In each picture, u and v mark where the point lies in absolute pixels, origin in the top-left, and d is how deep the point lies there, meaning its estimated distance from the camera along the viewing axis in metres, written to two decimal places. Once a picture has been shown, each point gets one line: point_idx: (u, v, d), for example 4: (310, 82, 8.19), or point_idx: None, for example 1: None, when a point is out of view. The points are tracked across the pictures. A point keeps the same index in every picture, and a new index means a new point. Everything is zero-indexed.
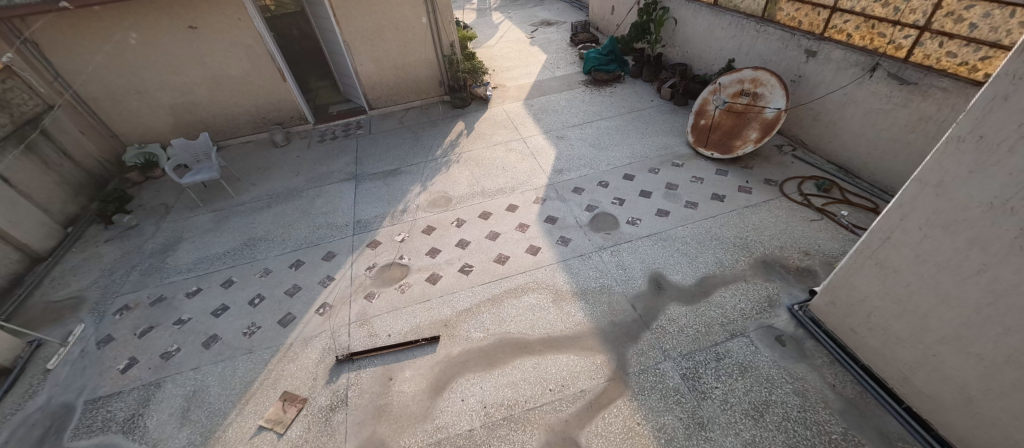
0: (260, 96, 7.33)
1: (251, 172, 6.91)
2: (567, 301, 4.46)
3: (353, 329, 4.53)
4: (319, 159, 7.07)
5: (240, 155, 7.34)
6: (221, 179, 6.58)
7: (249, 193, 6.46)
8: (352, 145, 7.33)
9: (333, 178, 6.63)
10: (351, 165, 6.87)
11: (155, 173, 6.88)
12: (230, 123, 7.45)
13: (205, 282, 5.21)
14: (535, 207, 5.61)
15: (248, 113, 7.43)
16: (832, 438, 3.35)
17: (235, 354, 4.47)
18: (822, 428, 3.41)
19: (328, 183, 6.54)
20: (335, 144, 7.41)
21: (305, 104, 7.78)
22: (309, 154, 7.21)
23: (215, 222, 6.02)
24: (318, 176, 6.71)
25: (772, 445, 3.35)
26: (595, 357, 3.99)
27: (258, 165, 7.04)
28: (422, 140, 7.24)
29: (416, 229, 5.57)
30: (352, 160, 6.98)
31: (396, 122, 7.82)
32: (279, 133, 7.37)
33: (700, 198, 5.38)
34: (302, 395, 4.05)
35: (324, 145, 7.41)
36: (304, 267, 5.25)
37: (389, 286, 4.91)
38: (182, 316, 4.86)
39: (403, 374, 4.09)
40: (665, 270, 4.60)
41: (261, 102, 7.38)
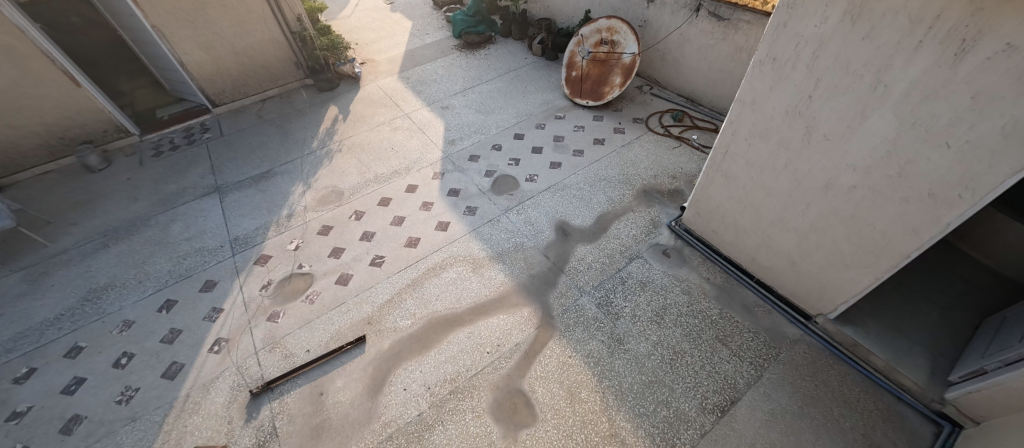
0: (47, 111, 5.63)
1: (62, 209, 5.41)
2: (485, 267, 4.59)
3: (263, 356, 4.07)
4: (162, 177, 5.83)
5: (37, 190, 5.66)
6: (18, 226, 5.03)
7: (70, 236, 5.11)
8: (202, 153, 6.17)
9: (187, 196, 5.57)
10: (208, 176, 5.82)
11: None
12: (8, 154, 5.63)
13: (38, 357, 4.10)
14: (435, 183, 5.51)
15: (35, 135, 5.68)
16: (713, 319, 4.16)
17: (113, 428, 3.70)
18: (705, 314, 4.19)
19: (181, 203, 5.48)
20: (177, 155, 6.16)
21: (121, 113, 6.22)
22: (144, 173, 5.88)
23: (28, 282, 4.68)
24: (167, 197, 5.56)
25: (675, 339, 4.02)
26: (522, 310, 4.25)
27: (70, 200, 5.52)
28: (291, 134, 6.41)
29: (311, 231, 5.07)
30: (208, 170, 5.91)
31: (252, 116, 6.77)
32: (92, 155, 5.84)
33: (584, 145, 5.84)
34: (219, 443, 3.58)
35: (160, 158, 6.10)
36: (179, 307, 4.45)
37: (294, 300, 4.46)
38: (18, 407, 3.80)
39: (335, 385, 3.86)
40: (570, 218, 4.97)
41: (49, 118, 5.67)
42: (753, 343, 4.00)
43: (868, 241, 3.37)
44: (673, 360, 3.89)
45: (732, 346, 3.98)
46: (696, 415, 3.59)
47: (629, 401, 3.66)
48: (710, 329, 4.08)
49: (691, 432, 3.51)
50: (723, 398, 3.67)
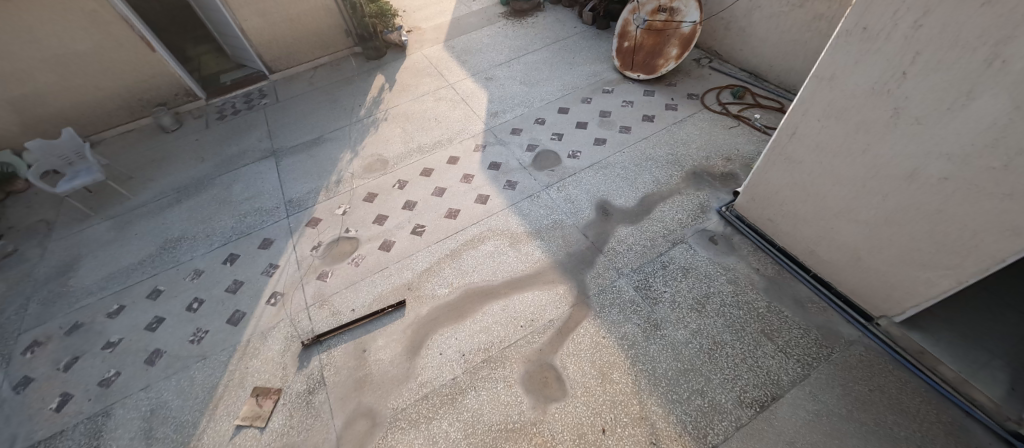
0: (127, 74, 6.21)
1: (142, 166, 6.00)
2: (523, 242, 4.59)
3: (313, 311, 4.38)
4: (222, 138, 6.31)
5: (123, 147, 6.28)
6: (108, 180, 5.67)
7: (149, 191, 5.68)
8: (260, 118, 6.56)
9: (246, 158, 5.98)
10: (264, 140, 6.20)
11: (16, 186, 5.78)
12: (97, 113, 6.29)
13: (126, 297, 4.68)
14: (476, 155, 5.54)
15: (118, 97, 6.31)
16: (759, 312, 3.94)
17: (187, 364, 4.18)
18: (751, 306, 3.98)
19: (241, 165, 5.90)
20: (237, 119, 6.59)
21: (189, 77, 6.73)
22: (210, 135, 6.38)
23: (115, 230, 5.29)
24: (227, 158, 6.01)
25: (715, 329, 3.86)
26: (557, 287, 4.24)
27: (149, 158, 6.11)
28: (340, 102, 6.64)
29: (357, 198, 5.30)
30: (265, 134, 6.29)
31: (305, 83, 7.06)
32: (166, 116, 6.38)
33: (633, 122, 5.59)
34: (275, 386, 3.95)
35: (223, 121, 6.56)
36: (241, 261, 4.86)
37: (341, 262, 4.72)
38: (111, 338, 4.41)
39: (376, 343, 4.10)
40: (612, 198, 4.83)
41: (129, 81, 6.26)
42: (802, 340, 3.76)
43: (955, 239, 3.02)
44: (712, 350, 3.75)
45: (778, 341, 3.76)
46: (732, 408, 3.47)
47: (662, 387, 3.60)
48: (755, 322, 3.88)
49: (726, 424, 3.40)
50: (763, 394, 3.51)
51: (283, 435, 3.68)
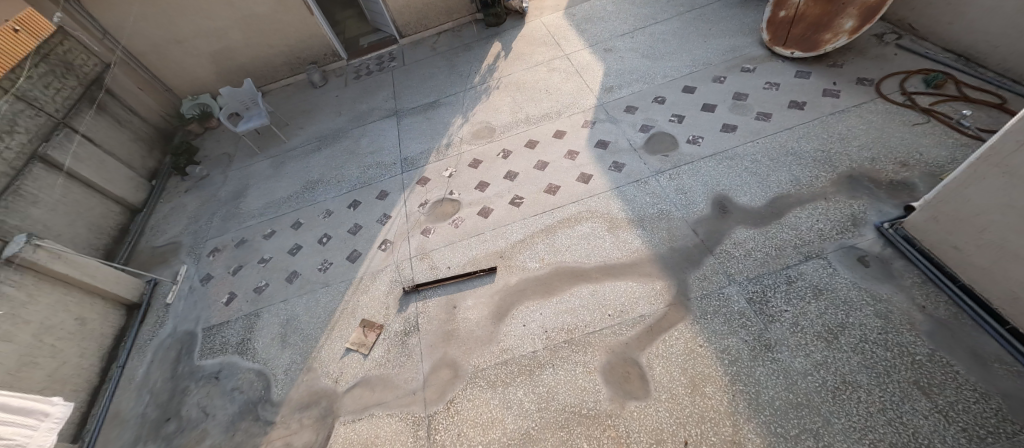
0: (290, 34, 8.18)
1: (296, 115, 7.86)
2: (622, 229, 4.31)
3: (415, 263, 4.77)
4: (358, 97, 7.72)
5: (284, 98, 8.43)
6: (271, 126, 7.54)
7: (299, 138, 7.35)
8: (388, 79, 7.83)
9: (374, 116, 7.17)
10: (390, 100, 7.34)
11: (210, 123, 8.28)
12: (268, 69, 8.56)
13: (277, 225, 5.90)
14: (584, 131, 5.46)
15: (281, 54, 8.40)
16: (916, 359, 3.01)
17: (315, 287, 4.93)
18: (905, 349, 3.05)
19: (369, 121, 7.10)
20: (371, 79, 8.01)
21: (336, 40, 8.57)
22: (346, 92, 7.95)
23: (273, 168, 6.94)
24: (359, 115, 7.31)
25: (847, 367, 3.07)
26: (653, 283, 3.83)
27: (301, 109, 7.97)
28: (457, 67, 7.40)
29: (463, 163, 5.70)
30: (390, 95, 7.45)
31: (428, 49, 8.09)
32: (316, 73, 8.26)
33: (775, 108, 4.79)
34: (378, 322, 4.37)
35: (359, 81, 8.10)
36: (361, 207, 5.67)
37: (443, 221, 5.09)
38: (264, 255, 5.54)
39: (466, 302, 4.26)
40: (732, 194, 4.20)
41: (291, 41, 8.28)
42: (975, 406, 2.81)
43: None
44: (839, 390, 3.00)
45: (936, 399, 2.87)
46: None
47: (766, 417, 3.01)
48: (907, 371, 2.98)
49: None
50: None
51: (381, 365, 4.05)
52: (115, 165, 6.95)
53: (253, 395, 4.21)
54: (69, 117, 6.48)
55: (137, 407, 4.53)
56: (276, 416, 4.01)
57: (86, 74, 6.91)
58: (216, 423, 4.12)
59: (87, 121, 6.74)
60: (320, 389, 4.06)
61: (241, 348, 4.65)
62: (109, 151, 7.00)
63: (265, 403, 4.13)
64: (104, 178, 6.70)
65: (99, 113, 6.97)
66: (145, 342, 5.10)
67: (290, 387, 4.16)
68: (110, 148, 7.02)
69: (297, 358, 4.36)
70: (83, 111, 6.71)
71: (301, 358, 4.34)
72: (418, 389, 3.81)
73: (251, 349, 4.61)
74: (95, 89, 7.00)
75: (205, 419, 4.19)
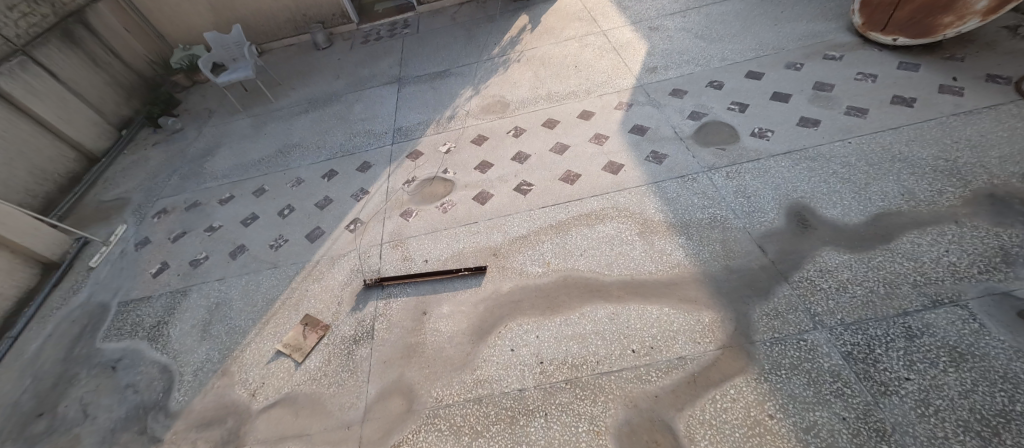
0: None
1: (291, 76, 6.95)
2: (657, 235, 3.22)
3: (385, 251, 3.74)
4: (361, 62, 6.80)
5: (283, 57, 7.54)
6: (260, 84, 6.66)
7: (288, 98, 6.43)
8: (397, 47, 6.89)
9: (375, 81, 6.22)
10: (395, 67, 6.40)
11: (199, 76, 7.45)
12: (271, 25, 7.71)
13: (238, 189, 4.96)
14: (617, 114, 4.39)
15: (286, 10, 7.54)
16: None
17: (260, 268, 3.93)
18: None
19: (368, 87, 6.15)
20: (380, 44, 7.10)
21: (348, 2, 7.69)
22: (350, 56, 7.04)
23: (252, 128, 6.02)
24: (359, 79, 6.38)
25: None
26: (699, 315, 2.71)
27: (297, 69, 7.07)
28: (476, 39, 6.42)
29: (465, 138, 4.70)
30: (396, 62, 6.51)
31: (447, 19, 7.15)
32: (320, 34, 7.42)
33: (872, 103, 3.66)
34: (325, 321, 3.33)
35: (365, 45, 7.19)
36: (337, 178, 4.68)
37: (428, 203, 4.07)
38: (213, 223, 4.58)
39: (440, 309, 3.19)
40: (815, 204, 3.08)
41: None
42: None
43: None
44: None
45: None
46: None
47: None
48: None
49: None
50: None
51: (314, 381, 3.00)
52: (79, 106, 6.08)
53: (148, 398, 3.20)
54: (31, 45, 5.66)
55: (12, 392, 3.54)
56: (166, 432, 2.99)
57: (65, 4, 6.11)
58: (93, 429, 3.12)
59: (52, 54, 5.89)
60: (231, 403, 3.02)
61: (153, 333, 3.66)
62: (76, 90, 6.16)
63: (159, 411, 3.12)
64: (61, 118, 5.84)
65: (70, 47, 6.15)
66: (50, 311, 4.14)
67: (194, 394, 3.14)
68: (77, 87, 6.17)
69: (214, 355, 3.35)
70: (49, 42, 5.89)
71: (218, 357, 3.32)
72: (355, 421, 2.74)
73: (164, 336, 3.61)
74: (70, 21, 6.19)
75: (81, 422, 3.19)
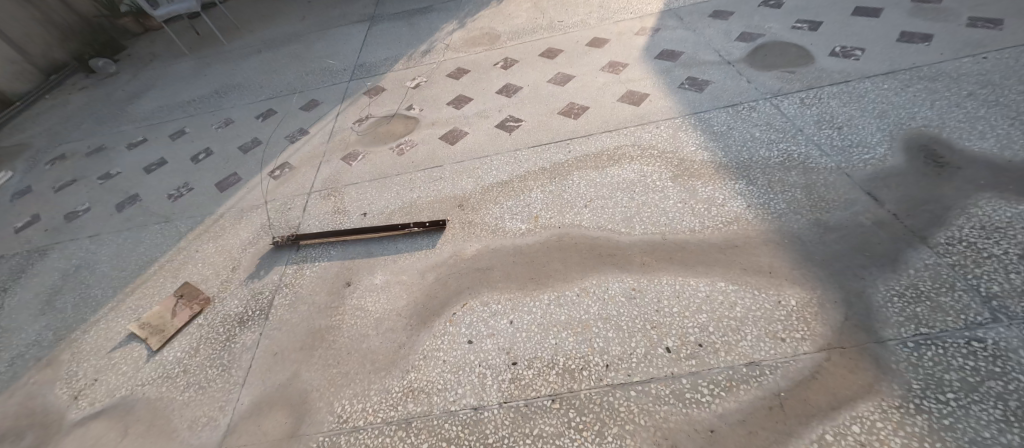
0: None
1: (252, 19, 5.93)
2: (701, 179, 2.14)
3: (313, 201, 2.69)
4: (333, 3, 5.76)
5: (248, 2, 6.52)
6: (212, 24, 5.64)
7: (243, 41, 5.41)
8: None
9: (344, 21, 5.18)
10: (369, 6, 5.35)
11: (150, 21, 6.43)
12: None
13: (154, 133, 3.93)
14: (639, 40, 3.32)
15: None
16: None
17: (148, 222, 2.89)
18: None
19: (335, 26, 5.11)
20: None
21: None
22: None
23: (194, 70, 5.00)
24: (327, 19, 5.34)
25: None
26: (780, 295, 1.63)
27: (261, 12, 6.05)
28: None
29: (440, 72, 3.64)
30: (372, 2, 5.46)
31: None
32: None
33: (1007, 13, 2.57)
34: (206, 294, 2.27)
35: None
36: (274, 118, 3.64)
37: (381, 145, 3.01)
38: (111, 170, 3.55)
39: (372, 279, 2.13)
40: (949, 135, 2.00)
41: None
42: None
43: None
44: None
45: None
46: None
47: None
48: None
49: None
50: None
51: (165, 380, 1.94)
52: None
53: None
54: None
55: None
56: None
57: None
58: None
59: None
60: (41, 409, 1.97)
61: None
62: None
63: None
64: None
65: None
66: None
67: None
68: None
69: (47, 336, 2.30)
70: None
71: (51, 339, 2.27)
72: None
73: None
74: None
75: None
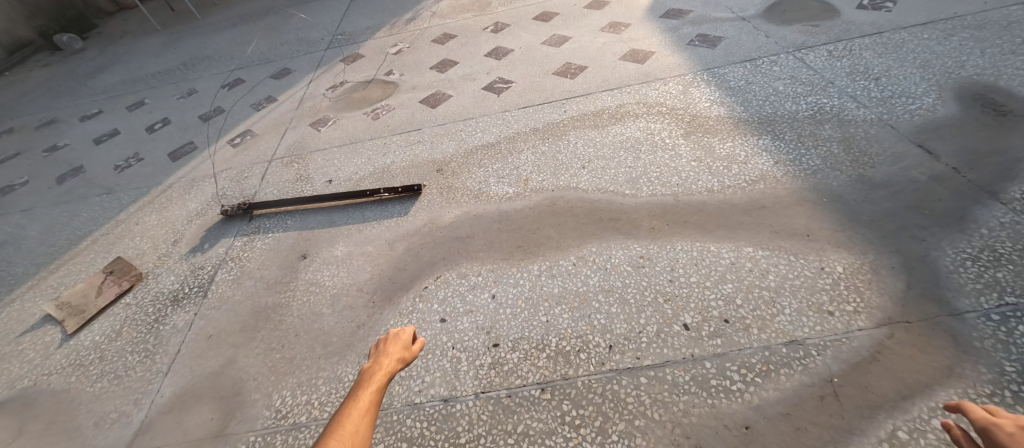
0: None
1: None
2: (717, 136, 1.84)
3: (273, 169, 2.36)
4: None
5: None
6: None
7: (218, 15, 5.07)
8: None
9: None
10: None
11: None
12: None
13: (111, 105, 3.59)
14: (643, 0, 3.02)
15: None
16: None
17: (88, 194, 2.56)
18: None
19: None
20: None
21: None
22: None
23: (164, 44, 4.66)
24: None
25: None
26: (822, 261, 1.33)
27: None
28: None
29: (425, 38, 3.32)
30: None
31: None
32: None
33: None
34: (140, 269, 1.94)
35: None
36: (241, 87, 3.31)
37: (355, 110, 2.70)
38: (58, 143, 3.21)
39: (333, 251, 1.81)
40: (1007, 83, 1.71)
41: None
42: None
43: None
44: None
45: None
46: None
47: None
48: None
49: None
50: None
51: (76, 369, 1.60)
52: None
53: None
54: None
55: None
56: None
57: None
58: None
59: None
60: None
61: None
62: None
63: None
64: None
65: None
66: None
67: None
68: None
69: None
70: None
71: None
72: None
73: None
74: None
75: None
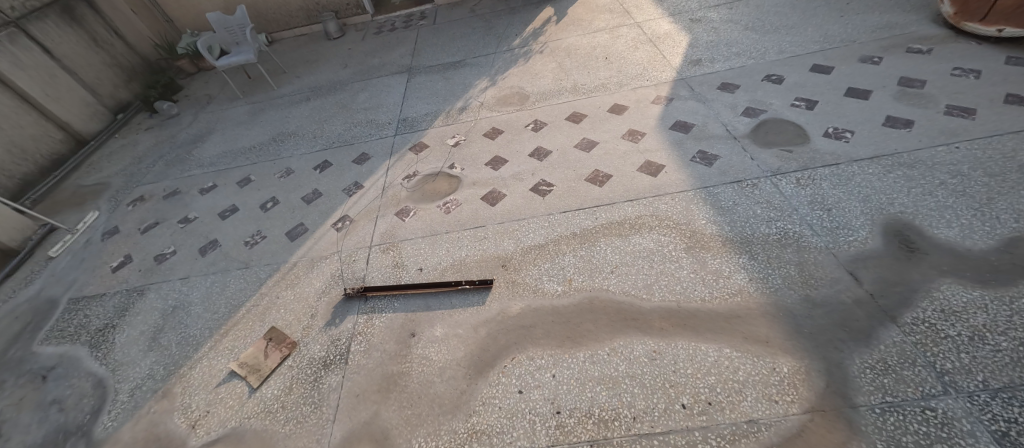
0: None
1: (297, 65, 6.36)
2: (709, 252, 2.55)
3: (374, 255, 3.13)
4: (371, 51, 6.27)
5: (292, 48, 6.83)
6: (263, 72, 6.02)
7: (291, 86, 5.91)
8: (411, 36, 6.35)
9: (383, 70, 5.70)
10: (406, 56, 5.86)
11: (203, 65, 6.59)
12: (281, 11, 6.87)
13: (222, 179, 4.43)
14: (655, 108, 3.74)
15: None
16: None
17: (229, 267, 3.36)
18: None
19: (375, 76, 5.62)
20: (393, 34, 6.53)
21: None
22: (361, 45, 6.47)
23: (249, 114, 5.51)
24: (367, 68, 5.85)
25: None
26: (776, 363, 2.02)
27: (304, 58, 6.48)
28: (495, 29, 5.85)
29: (477, 131, 4.09)
30: (408, 52, 5.97)
31: (466, 10, 6.59)
32: (332, 22, 6.67)
33: (981, 102, 2.95)
34: (292, 338, 2.71)
35: (379, 36, 6.60)
36: (330, 170, 4.12)
37: (429, 202, 3.46)
38: (188, 215, 4.04)
39: (432, 331, 2.55)
40: (921, 222, 2.39)
41: None
42: None
43: None
44: None
45: None
46: None
47: None
48: None
49: None
50: None
51: (268, 414, 2.38)
52: (70, 84, 5.16)
53: (72, 420, 2.63)
54: (24, 18, 4.79)
55: None
56: None
57: None
58: None
59: (46, 27, 4.99)
60: (165, 435, 2.43)
61: (98, 338, 3.09)
62: (69, 69, 5.19)
63: (80, 438, 2.54)
64: (49, 96, 4.93)
65: (69, 25, 5.25)
66: None
67: (125, 420, 2.55)
68: (71, 65, 5.22)
69: (159, 370, 2.76)
70: (47, 17, 5.02)
71: (163, 373, 2.73)
72: None
73: (107, 343, 3.03)
74: None
75: None
